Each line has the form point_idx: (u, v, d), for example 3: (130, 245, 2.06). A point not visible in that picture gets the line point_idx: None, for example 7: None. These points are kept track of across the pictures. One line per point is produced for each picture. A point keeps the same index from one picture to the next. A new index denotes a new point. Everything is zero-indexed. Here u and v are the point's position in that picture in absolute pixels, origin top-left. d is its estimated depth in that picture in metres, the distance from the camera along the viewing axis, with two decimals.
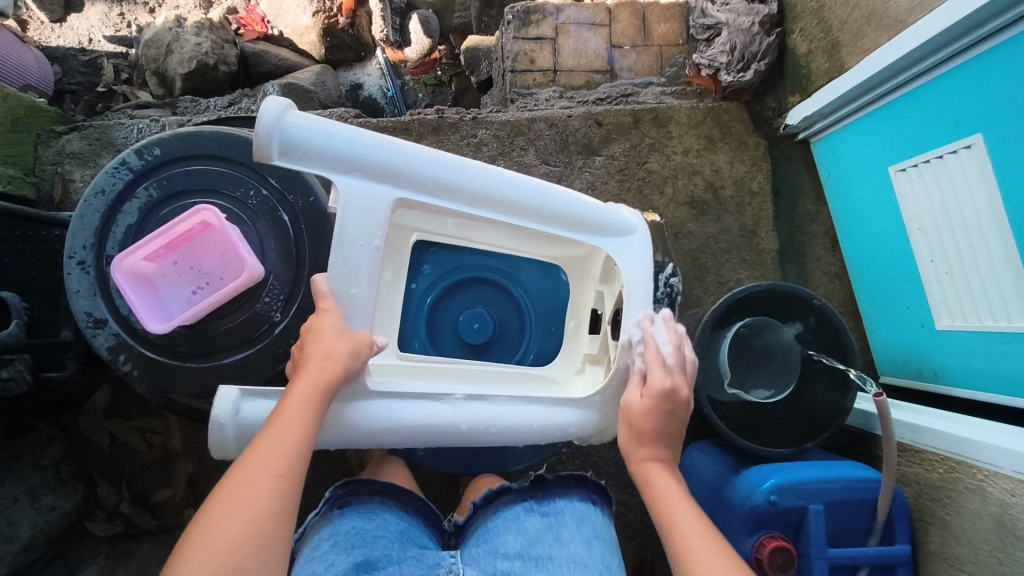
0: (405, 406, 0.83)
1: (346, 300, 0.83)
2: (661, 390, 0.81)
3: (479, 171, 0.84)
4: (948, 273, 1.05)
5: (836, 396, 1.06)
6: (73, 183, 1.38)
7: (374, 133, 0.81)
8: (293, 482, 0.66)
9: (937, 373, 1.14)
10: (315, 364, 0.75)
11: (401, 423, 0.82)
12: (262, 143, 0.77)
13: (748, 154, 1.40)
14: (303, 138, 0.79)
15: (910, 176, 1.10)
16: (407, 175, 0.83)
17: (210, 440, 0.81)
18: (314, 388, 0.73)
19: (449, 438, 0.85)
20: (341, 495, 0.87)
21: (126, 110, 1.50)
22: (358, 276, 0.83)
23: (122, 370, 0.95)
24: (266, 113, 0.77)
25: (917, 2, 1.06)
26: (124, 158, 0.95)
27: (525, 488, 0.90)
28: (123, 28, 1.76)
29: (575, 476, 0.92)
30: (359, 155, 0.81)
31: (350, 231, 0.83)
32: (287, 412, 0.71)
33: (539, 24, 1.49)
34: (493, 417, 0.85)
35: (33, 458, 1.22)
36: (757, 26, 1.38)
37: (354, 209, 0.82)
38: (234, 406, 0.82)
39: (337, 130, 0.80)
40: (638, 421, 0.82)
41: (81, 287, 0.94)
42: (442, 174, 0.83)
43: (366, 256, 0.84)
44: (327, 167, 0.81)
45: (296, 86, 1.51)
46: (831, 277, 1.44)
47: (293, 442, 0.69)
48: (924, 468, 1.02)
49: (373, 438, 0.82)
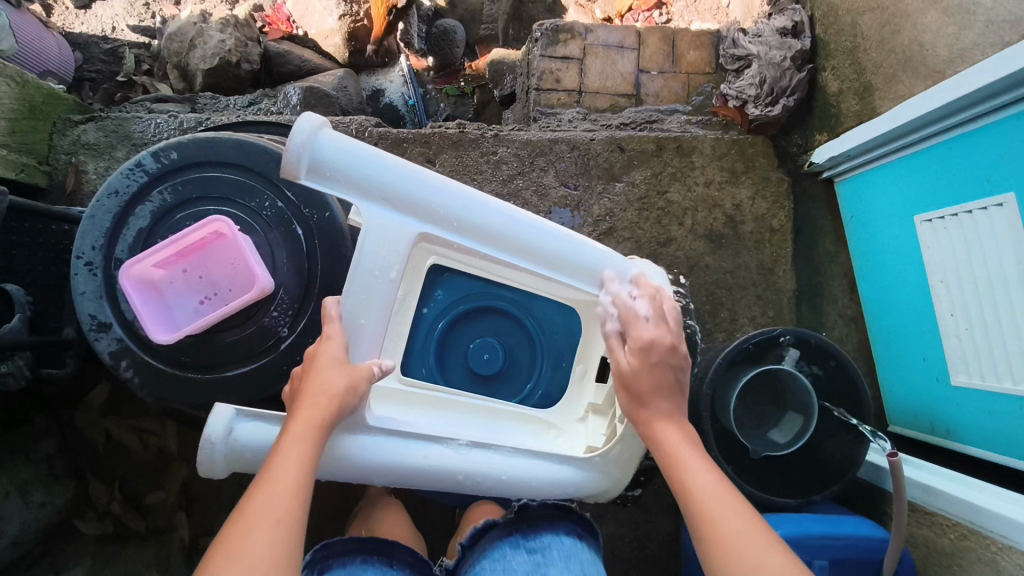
0: (405, 445, 0.80)
1: (352, 329, 0.83)
2: (638, 343, 0.80)
3: (506, 214, 0.82)
4: (967, 329, 1.02)
5: (848, 449, 1.04)
6: (86, 174, 1.36)
7: (405, 163, 0.80)
8: (297, 524, 0.63)
9: (949, 430, 1.11)
10: (312, 400, 0.72)
11: (397, 464, 0.80)
12: (291, 160, 0.76)
13: (770, 190, 1.38)
14: (334, 161, 0.77)
15: (936, 227, 1.08)
16: (432, 210, 0.81)
17: (197, 460, 0.78)
18: (311, 424, 0.71)
19: (447, 484, 0.82)
20: (319, 559, 0.83)
21: (145, 103, 1.47)
22: (368, 306, 0.84)
23: (123, 377, 0.94)
24: (299, 130, 0.75)
25: (956, 54, 1.04)
26: (140, 160, 0.93)
27: (511, 521, 0.89)
28: (147, 19, 1.77)
29: (563, 507, 0.90)
30: (386, 184, 0.79)
31: (369, 260, 0.83)
32: (283, 450, 0.68)
33: (568, 43, 1.47)
34: (497, 468, 0.83)
35: (27, 452, 1.20)
36: (789, 61, 1.36)
37: (374, 236, 0.83)
38: (228, 424, 0.79)
39: (370, 155, 0.78)
40: (631, 382, 0.80)
41: (87, 289, 0.92)
42: (467, 213, 0.81)
43: (381, 289, 0.84)
44: (354, 191, 0.80)
45: (318, 91, 1.47)
46: (847, 320, 1.41)
47: (291, 484, 0.66)
48: (935, 533, 1.00)
49: (370, 475, 0.80)
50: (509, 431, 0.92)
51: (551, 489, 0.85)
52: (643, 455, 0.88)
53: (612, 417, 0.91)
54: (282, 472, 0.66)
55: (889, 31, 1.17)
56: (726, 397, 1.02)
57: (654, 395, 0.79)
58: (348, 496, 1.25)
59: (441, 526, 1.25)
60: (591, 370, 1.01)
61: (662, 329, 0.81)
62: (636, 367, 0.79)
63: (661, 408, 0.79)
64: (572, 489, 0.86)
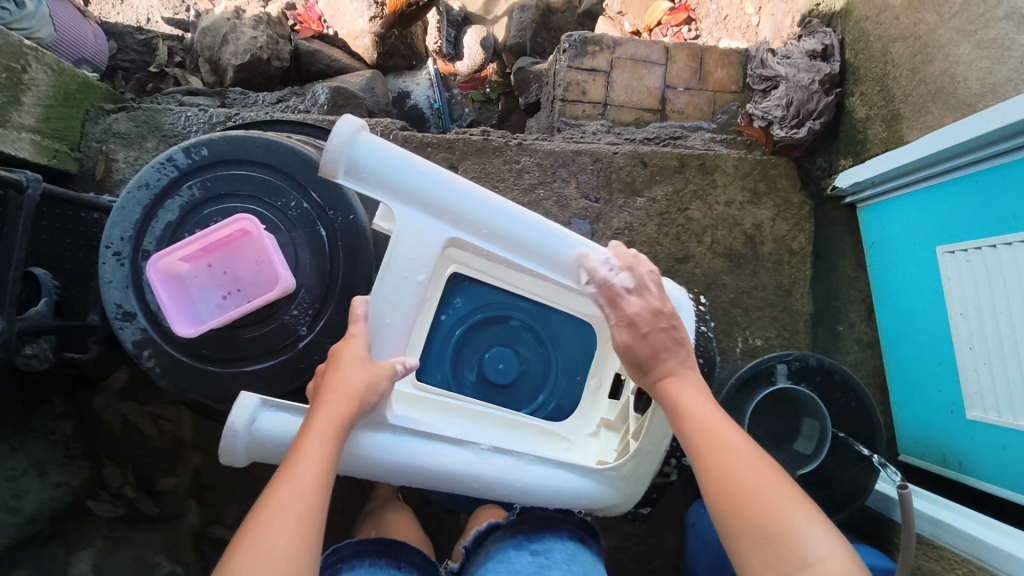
0: (422, 446, 0.81)
1: (377, 329, 0.83)
2: (622, 321, 0.79)
3: (536, 224, 0.83)
4: (986, 364, 1.01)
5: (860, 476, 1.03)
6: (115, 162, 1.38)
7: (440, 168, 0.81)
8: (316, 521, 0.64)
9: (962, 463, 1.10)
10: (334, 397, 0.74)
11: (414, 463, 0.80)
12: (330, 161, 0.76)
13: (791, 213, 1.38)
14: (370, 162, 0.78)
15: (958, 260, 1.07)
16: (465, 218, 0.82)
17: (220, 446, 0.79)
18: (332, 421, 0.72)
19: (461, 487, 0.83)
20: (329, 563, 0.85)
21: (176, 95, 1.50)
22: (394, 308, 0.84)
23: (145, 366, 0.96)
24: (341, 132, 0.76)
25: (989, 88, 1.03)
26: (171, 155, 0.95)
27: (513, 523, 0.89)
28: (181, 12, 1.80)
29: (564, 510, 0.90)
30: (421, 189, 0.80)
31: (399, 263, 0.84)
32: (304, 445, 0.69)
33: (595, 55, 1.47)
34: (512, 475, 0.83)
35: (45, 432, 1.23)
36: (817, 84, 1.36)
37: (405, 240, 0.84)
38: (251, 414, 0.80)
39: (406, 159, 0.79)
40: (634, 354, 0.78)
41: (114, 278, 0.94)
42: (497, 221, 0.82)
43: (408, 290, 0.85)
44: (388, 193, 0.81)
45: (346, 91, 1.49)
46: (862, 345, 1.40)
47: (312, 478, 0.67)
48: (941, 566, 1.00)
49: (385, 474, 0.81)
50: (521, 440, 0.92)
51: (562, 500, 0.86)
52: (655, 473, 0.87)
53: (627, 435, 0.91)
54: (304, 468, 0.67)
55: (921, 60, 1.16)
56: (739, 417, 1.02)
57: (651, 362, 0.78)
58: (357, 495, 1.26)
59: (446, 529, 1.26)
60: (606, 384, 1.01)
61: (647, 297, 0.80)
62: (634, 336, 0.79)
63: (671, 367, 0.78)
64: (584, 501, 0.87)
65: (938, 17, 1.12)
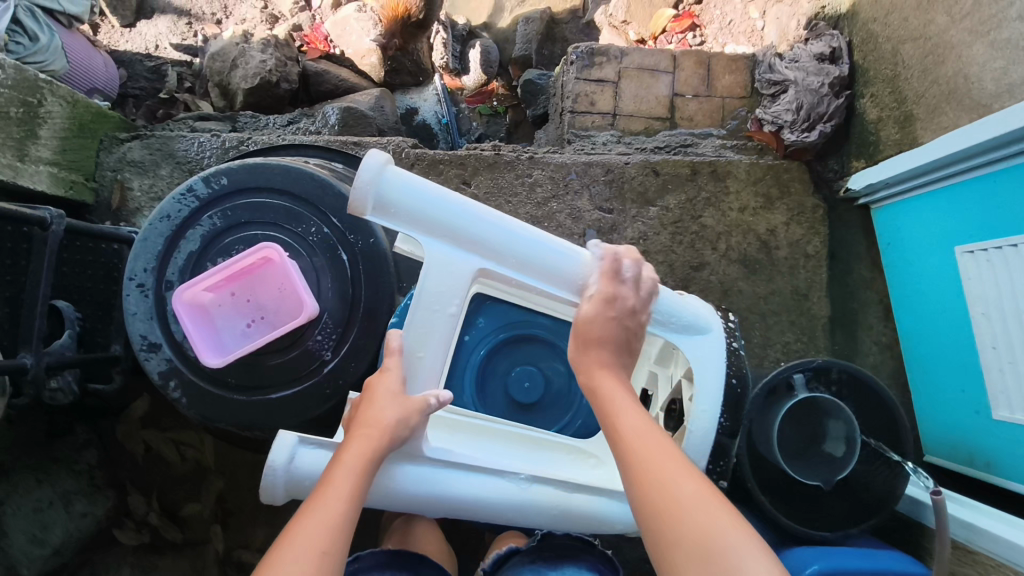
0: (459, 477, 0.82)
1: (410, 363, 0.84)
2: (602, 295, 0.82)
3: (564, 249, 0.83)
4: (1010, 363, 1.01)
5: (888, 481, 1.02)
6: (130, 191, 1.39)
7: (465, 197, 0.81)
8: (337, 556, 0.65)
9: (988, 463, 1.09)
10: (364, 432, 0.75)
11: (454, 495, 0.82)
12: (358, 197, 0.77)
13: (806, 217, 1.37)
14: (397, 197, 0.79)
15: (978, 260, 1.07)
16: (493, 248, 0.82)
17: (260, 487, 0.80)
18: (361, 456, 0.74)
19: (502, 516, 0.84)
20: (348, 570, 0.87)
21: (188, 121, 1.51)
22: (426, 341, 0.85)
23: (172, 396, 0.97)
24: (368, 167, 0.77)
25: (1004, 88, 1.03)
26: (191, 186, 0.96)
27: (534, 549, 0.91)
28: (190, 38, 1.82)
29: (586, 542, 0.91)
30: (450, 221, 0.81)
31: (430, 298, 0.84)
32: (332, 479, 0.71)
33: (602, 66, 1.48)
34: (550, 503, 0.84)
35: (70, 462, 1.26)
36: (827, 87, 1.36)
37: (435, 273, 0.84)
38: (290, 452, 0.80)
39: (432, 192, 0.79)
40: (583, 329, 0.83)
41: (139, 309, 0.95)
42: (525, 248, 0.82)
43: (440, 323, 0.85)
44: (416, 227, 0.81)
45: (355, 111, 1.50)
46: (882, 347, 1.39)
47: (336, 513, 0.68)
48: (977, 572, 0.98)
49: (427, 506, 0.83)
50: (555, 463, 0.92)
51: (600, 526, 0.86)
52: None
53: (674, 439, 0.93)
54: (329, 503, 0.69)
55: (932, 61, 1.16)
56: (775, 414, 0.99)
57: (599, 345, 0.82)
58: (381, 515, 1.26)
59: (472, 547, 1.26)
60: None
61: (629, 290, 0.83)
62: (592, 315, 0.82)
63: (601, 358, 0.82)
64: (622, 526, 0.87)
65: (948, 18, 1.12)
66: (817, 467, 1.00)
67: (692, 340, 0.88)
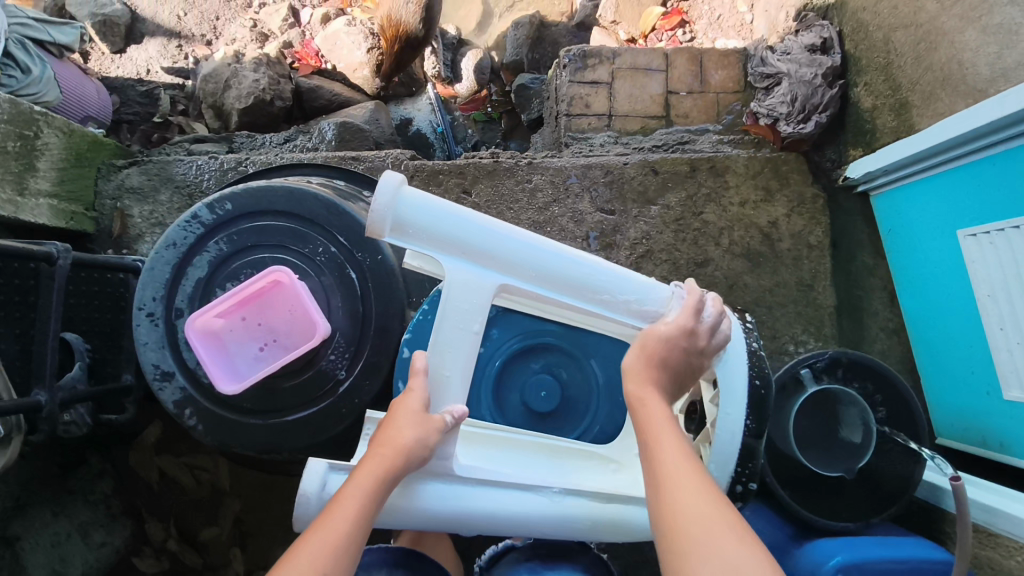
0: (490, 493, 0.83)
1: (437, 382, 0.85)
2: (681, 325, 0.82)
3: (587, 261, 0.83)
4: (1020, 344, 1.01)
5: (905, 469, 1.03)
6: (131, 218, 1.39)
7: (481, 215, 0.81)
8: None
9: (1003, 444, 1.10)
10: (379, 450, 0.75)
11: (486, 512, 0.82)
12: (376, 220, 0.78)
13: (806, 208, 1.38)
14: (415, 218, 0.79)
15: (980, 243, 1.08)
16: (511, 262, 0.82)
17: (294, 514, 0.80)
18: (373, 477, 0.73)
19: (534, 530, 0.84)
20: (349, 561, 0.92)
21: (184, 144, 1.50)
22: (450, 360, 0.85)
23: (188, 424, 0.97)
24: (383, 191, 0.77)
25: (999, 73, 1.03)
26: (196, 212, 0.96)
27: (531, 547, 0.99)
28: (180, 60, 1.82)
29: (582, 545, 0.99)
30: (467, 239, 0.81)
31: (453, 316, 0.85)
32: (340, 499, 0.71)
33: (596, 68, 1.49)
34: (581, 514, 0.85)
35: (85, 493, 1.27)
36: (820, 78, 1.37)
37: (455, 291, 0.84)
38: (321, 479, 0.80)
39: (450, 211, 0.80)
40: (655, 348, 0.82)
41: (149, 339, 0.95)
42: (545, 262, 0.82)
43: (465, 341, 0.85)
44: (434, 246, 0.82)
45: (351, 125, 1.50)
46: (889, 332, 1.39)
47: (339, 536, 0.68)
48: (1000, 554, 0.99)
49: (460, 525, 0.83)
50: (581, 472, 0.92)
51: (632, 534, 0.86)
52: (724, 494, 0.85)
53: (697, 441, 0.91)
54: (334, 524, 0.69)
55: (924, 48, 1.17)
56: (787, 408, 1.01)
57: (665, 367, 0.82)
58: None
59: None
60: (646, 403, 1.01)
61: (705, 332, 0.83)
62: (664, 339, 0.82)
63: (660, 381, 0.82)
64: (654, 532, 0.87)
65: (939, 5, 1.13)
66: (837, 455, 1.01)
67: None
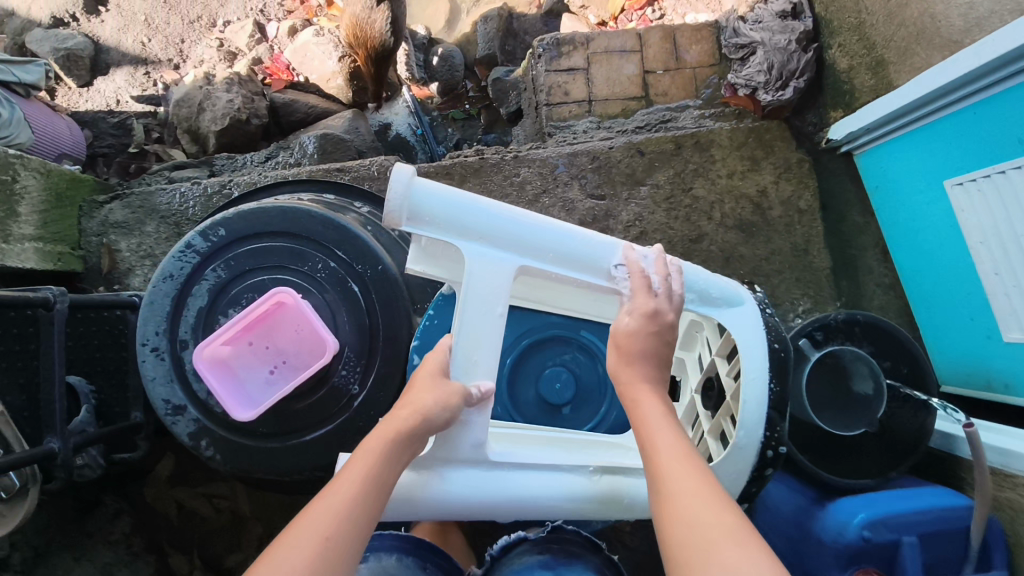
0: (528, 475, 0.83)
1: (463, 366, 0.83)
2: (642, 311, 0.82)
3: (648, 255, 0.85)
4: (1016, 286, 1.03)
5: (919, 421, 1.04)
6: (119, 252, 1.37)
7: (497, 202, 0.80)
8: (341, 542, 0.64)
9: (1008, 386, 1.11)
10: (394, 416, 0.76)
11: (524, 496, 0.82)
12: (393, 211, 0.77)
13: (793, 173, 1.39)
14: (430, 207, 0.78)
15: (968, 191, 1.09)
16: (530, 244, 0.82)
17: None
18: (383, 442, 0.73)
19: (574, 510, 0.84)
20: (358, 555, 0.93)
21: (164, 172, 1.48)
22: (478, 344, 0.84)
23: (205, 455, 0.96)
24: (397, 182, 0.76)
25: (973, 22, 1.05)
26: (189, 241, 0.95)
27: (545, 541, 0.98)
28: (150, 87, 1.79)
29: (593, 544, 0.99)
30: (484, 224, 0.80)
31: (475, 301, 0.82)
32: (349, 466, 0.71)
33: (571, 55, 1.49)
34: (619, 489, 0.85)
35: (103, 535, 1.26)
36: (794, 44, 1.37)
37: (477, 277, 0.82)
38: None
39: (467, 199, 0.79)
40: (625, 342, 0.83)
41: (157, 374, 0.94)
42: (562, 244, 0.82)
43: (490, 324, 0.83)
44: (452, 233, 0.80)
45: (332, 136, 1.48)
46: (885, 287, 1.41)
47: (344, 499, 0.67)
48: (1019, 494, 1.00)
49: (500, 511, 0.83)
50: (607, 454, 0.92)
51: None
52: (752, 466, 0.85)
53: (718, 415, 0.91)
54: (341, 488, 0.68)
55: (896, 5, 1.19)
56: (797, 372, 1.03)
57: (640, 357, 0.83)
58: None
59: None
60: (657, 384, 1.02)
61: (666, 303, 0.83)
62: (632, 330, 0.83)
63: (646, 372, 0.83)
64: None
65: None
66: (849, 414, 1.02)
67: (726, 314, 0.88)
